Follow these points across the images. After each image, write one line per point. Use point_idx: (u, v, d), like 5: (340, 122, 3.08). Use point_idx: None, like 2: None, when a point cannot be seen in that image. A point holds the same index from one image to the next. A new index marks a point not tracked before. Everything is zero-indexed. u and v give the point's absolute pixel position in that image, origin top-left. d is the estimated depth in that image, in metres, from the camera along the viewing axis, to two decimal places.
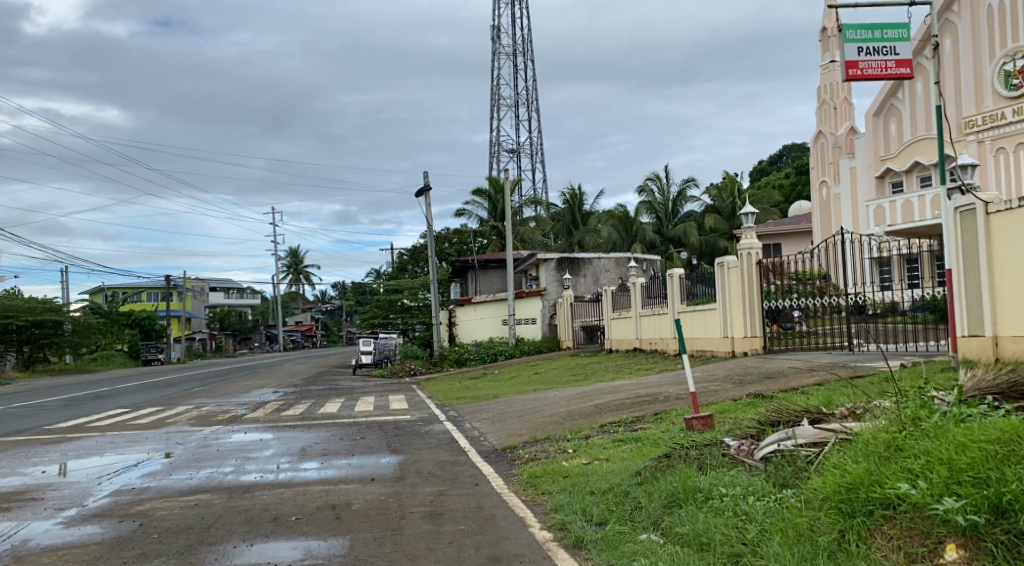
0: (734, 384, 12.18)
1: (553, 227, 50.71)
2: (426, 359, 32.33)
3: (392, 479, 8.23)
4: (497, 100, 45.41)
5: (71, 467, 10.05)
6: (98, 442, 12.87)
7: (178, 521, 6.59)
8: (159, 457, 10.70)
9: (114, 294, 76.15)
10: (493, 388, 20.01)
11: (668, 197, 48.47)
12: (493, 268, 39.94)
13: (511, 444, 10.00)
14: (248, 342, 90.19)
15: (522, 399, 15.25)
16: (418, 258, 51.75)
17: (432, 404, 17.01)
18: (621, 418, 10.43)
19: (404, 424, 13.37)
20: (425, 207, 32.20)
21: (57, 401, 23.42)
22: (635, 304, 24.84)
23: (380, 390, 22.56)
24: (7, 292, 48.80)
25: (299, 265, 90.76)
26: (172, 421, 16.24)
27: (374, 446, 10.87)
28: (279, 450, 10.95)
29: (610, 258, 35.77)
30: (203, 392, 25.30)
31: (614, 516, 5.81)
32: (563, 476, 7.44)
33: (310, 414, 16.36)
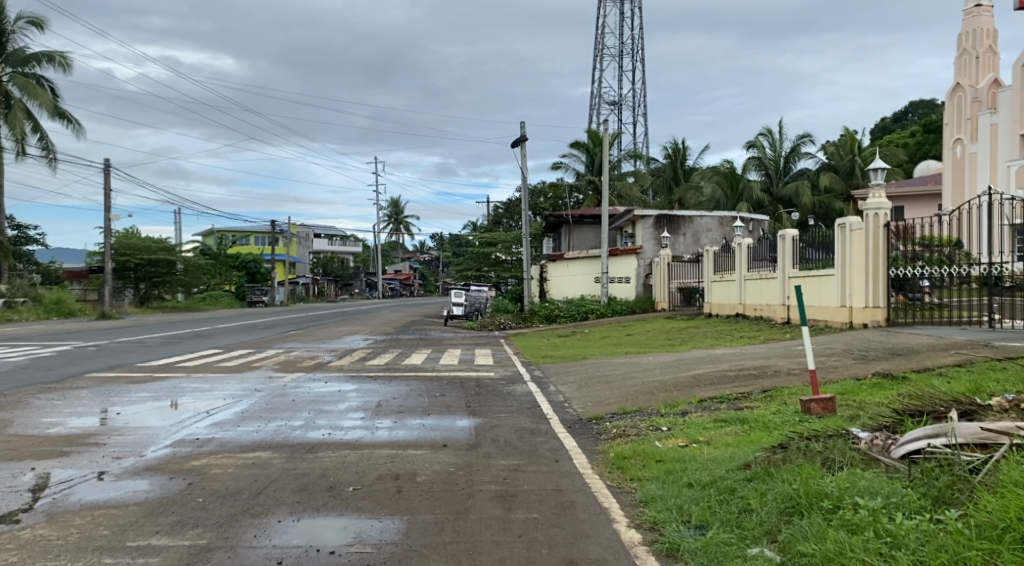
0: (854, 361, 10.83)
1: (653, 182, 48.79)
2: (516, 314, 31.70)
3: (465, 447, 7.48)
4: (600, 50, 43.59)
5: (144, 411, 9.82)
6: (181, 383, 12.77)
7: (230, 483, 6.04)
8: (234, 405, 10.38)
9: (224, 236, 79.24)
10: (583, 349, 19.06)
11: (779, 153, 45.80)
12: (588, 223, 38.73)
13: (598, 415, 9.09)
14: (348, 289, 92.55)
15: (613, 363, 14.27)
16: (513, 211, 50.99)
17: (518, 362, 16.34)
18: (724, 394, 9.32)
19: (486, 382, 12.71)
20: (521, 158, 31.19)
21: (160, 339, 24.11)
22: (740, 267, 23.26)
23: (467, 344, 22.08)
24: (126, 231, 51.19)
25: (398, 215, 91.89)
26: (259, 365, 16.17)
27: (452, 406, 10.20)
28: (354, 404, 10.42)
29: (713, 217, 33.90)
30: (296, 336, 25.54)
31: (717, 520, 4.83)
32: (657, 461, 6.49)
33: (393, 365, 15.95)
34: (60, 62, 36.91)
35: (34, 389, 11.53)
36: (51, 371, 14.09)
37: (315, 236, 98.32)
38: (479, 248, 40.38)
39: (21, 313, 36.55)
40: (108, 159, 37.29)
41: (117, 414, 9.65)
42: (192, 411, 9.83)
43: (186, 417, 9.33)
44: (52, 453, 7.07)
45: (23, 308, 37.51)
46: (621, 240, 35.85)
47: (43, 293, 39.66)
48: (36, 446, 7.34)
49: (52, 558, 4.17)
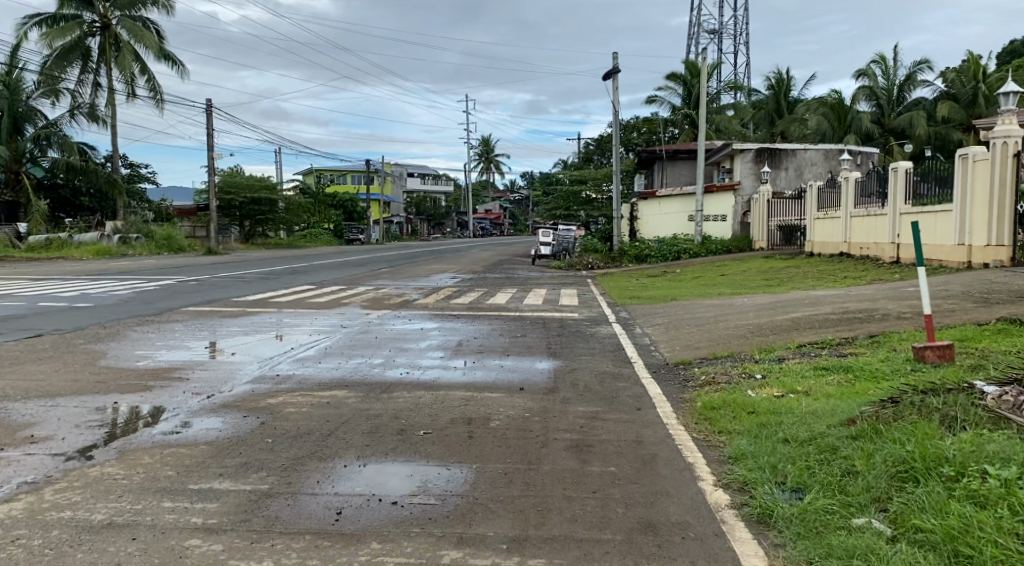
0: (974, 304, 9.83)
1: (753, 115, 46.39)
2: (606, 254, 31.00)
3: (543, 391, 7.16)
4: None
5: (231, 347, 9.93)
6: (270, 318, 12.96)
7: (302, 422, 5.93)
8: (317, 342, 10.37)
9: (322, 175, 81.04)
10: (673, 290, 18.35)
11: (893, 81, 42.56)
12: (683, 159, 37.25)
13: (685, 360, 8.60)
14: (441, 228, 93.55)
15: (705, 305, 13.59)
16: (605, 148, 49.70)
17: (604, 302, 15.87)
18: (825, 339, 8.62)
19: (570, 323, 12.33)
20: (612, 92, 30.10)
21: (258, 274, 24.78)
22: (846, 203, 21.78)
23: (554, 283, 21.70)
24: (229, 170, 52.89)
25: (490, 154, 91.49)
26: (347, 301, 16.31)
27: (533, 347, 9.89)
28: (435, 343, 10.25)
29: (818, 150, 31.91)
30: (387, 274, 25.79)
31: (817, 482, 4.32)
32: (750, 412, 5.99)
33: (478, 304, 15.77)
34: (163, 3, 37.80)
35: (132, 322, 11.91)
36: (153, 304, 14.57)
37: (409, 175, 99.30)
38: (569, 185, 39.59)
39: (135, 248, 38.46)
40: (209, 98, 38.27)
41: (205, 348, 9.79)
42: (277, 348, 9.86)
43: (270, 354, 9.37)
44: (137, 387, 7.17)
45: (137, 243, 39.46)
46: (718, 176, 34.32)
47: (155, 229, 41.55)
48: (122, 380, 7.46)
49: (113, 499, 4.11)
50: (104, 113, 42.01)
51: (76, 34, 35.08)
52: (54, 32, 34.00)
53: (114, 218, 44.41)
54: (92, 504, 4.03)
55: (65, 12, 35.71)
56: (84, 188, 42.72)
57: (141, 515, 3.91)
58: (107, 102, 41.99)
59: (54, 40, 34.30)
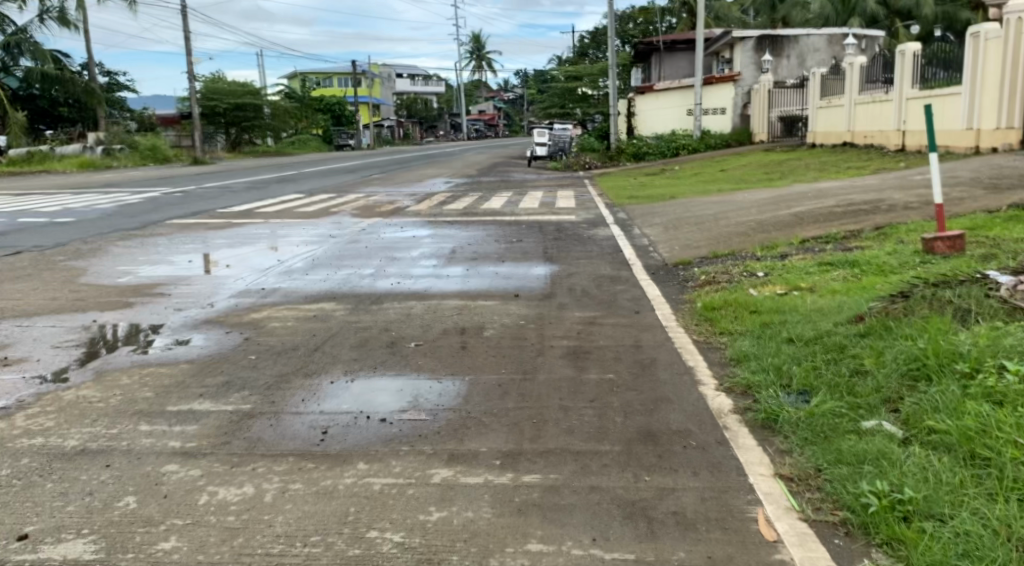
0: (984, 191, 9.48)
1: (753, 1, 44.54)
2: (603, 152, 30.29)
3: (539, 297, 6.94)
4: None
5: (218, 260, 9.65)
6: (258, 230, 12.63)
7: (290, 337, 5.73)
8: (306, 252, 10.10)
9: (309, 79, 78.75)
10: (672, 187, 17.92)
11: None
12: (681, 50, 35.93)
13: (685, 260, 8.33)
14: (434, 131, 91.74)
15: (704, 202, 13.22)
16: (600, 41, 47.96)
17: (601, 203, 15.50)
18: (830, 234, 8.32)
19: (567, 226, 12.01)
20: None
21: (247, 184, 24.25)
22: (850, 91, 21.03)
23: (550, 184, 21.24)
24: (212, 76, 51.25)
25: (481, 51, 88.61)
26: (338, 209, 15.92)
27: (529, 252, 9.62)
28: (428, 251, 9.97)
29: (821, 35, 30.71)
30: (379, 180, 25.23)
31: (824, 384, 4.13)
32: (753, 312, 5.77)
33: (472, 209, 15.40)
34: None
35: (116, 237, 11.58)
36: (137, 218, 14.19)
37: (398, 77, 96.48)
38: (564, 82, 38.36)
39: (121, 160, 37.63)
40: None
41: (191, 263, 9.51)
42: (264, 260, 9.58)
43: (257, 266, 9.10)
44: (118, 304, 6.95)
45: (122, 155, 38.60)
46: (717, 67, 33.17)
47: (139, 140, 40.55)
48: (103, 297, 7.22)
49: (87, 424, 3.92)
50: (75, 18, 40.24)
51: None
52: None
53: (97, 130, 43.28)
54: (65, 430, 3.85)
55: None
56: (63, 99, 41.44)
57: (115, 440, 3.72)
58: (77, 6, 40.19)
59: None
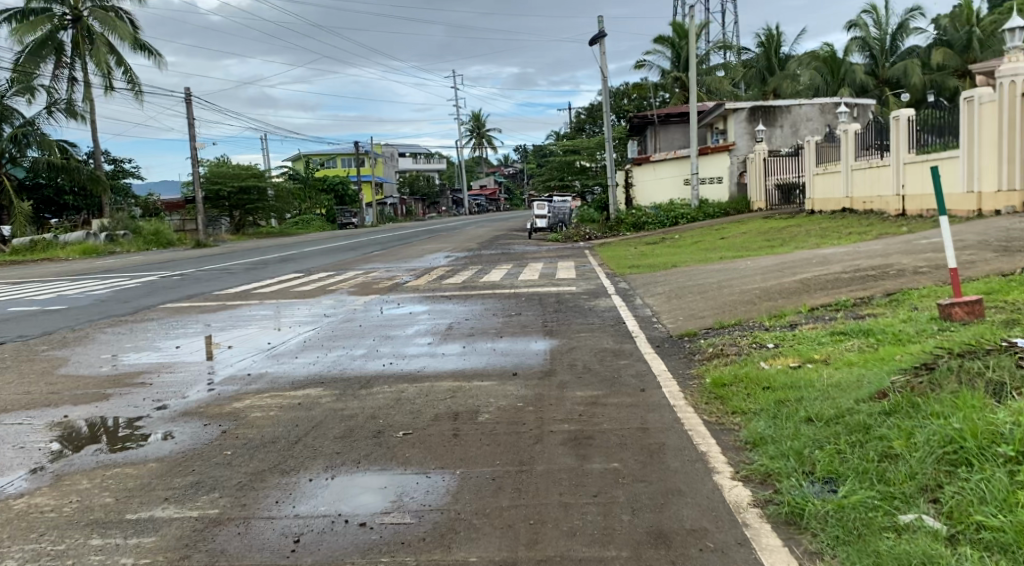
0: (995, 253, 9.20)
1: (744, 74, 45.48)
2: (602, 224, 30.29)
3: (538, 376, 6.56)
4: None
5: (206, 345, 9.29)
6: (252, 311, 12.32)
7: (270, 429, 5.33)
8: (298, 334, 9.74)
9: (311, 160, 79.95)
10: (673, 256, 17.69)
11: (885, 31, 41.63)
12: (675, 122, 36.45)
13: (690, 331, 7.99)
14: (436, 207, 92.64)
15: (707, 270, 12.97)
16: (596, 116, 48.76)
17: (602, 274, 15.25)
18: (840, 300, 8.00)
19: (567, 298, 11.72)
20: (599, 57, 29.32)
21: (246, 265, 24.08)
22: (847, 157, 21.06)
23: (550, 256, 21.06)
24: (216, 161, 51.93)
25: (481, 129, 90.30)
26: (335, 287, 15.66)
27: (528, 326, 9.29)
28: (423, 329, 9.62)
29: (813, 104, 31.13)
30: (379, 257, 25.09)
31: (851, 470, 3.71)
32: (766, 388, 5.39)
33: (471, 283, 15.15)
34: None
35: (104, 323, 11.26)
36: (130, 303, 13.90)
37: (400, 156, 98.06)
38: (562, 156, 38.76)
39: (124, 245, 37.62)
40: (188, 87, 37.34)
41: (177, 349, 9.15)
42: (255, 343, 9.23)
43: (246, 350, 8.74)
44: (93, 396, 6.56)
45: (126, 240, 38.64)
46: (712, 138, 33.52)
47: (143, 225, 40.69)
48: (79, 389, 6.84)
49: (33, 540, 3.52)
50: (82, 109, 41.02)
51: (46, 28, 34.18)
52: (24, 27, 33.13)
53: (101, 216, 43.55)
54: (7, 548, 3.44)
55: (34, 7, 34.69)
56: (68, 186, 41.82)
57: (60, 559, 3.32)
58: (84, 97, 41.02)
59: (25, 36, 33.43)
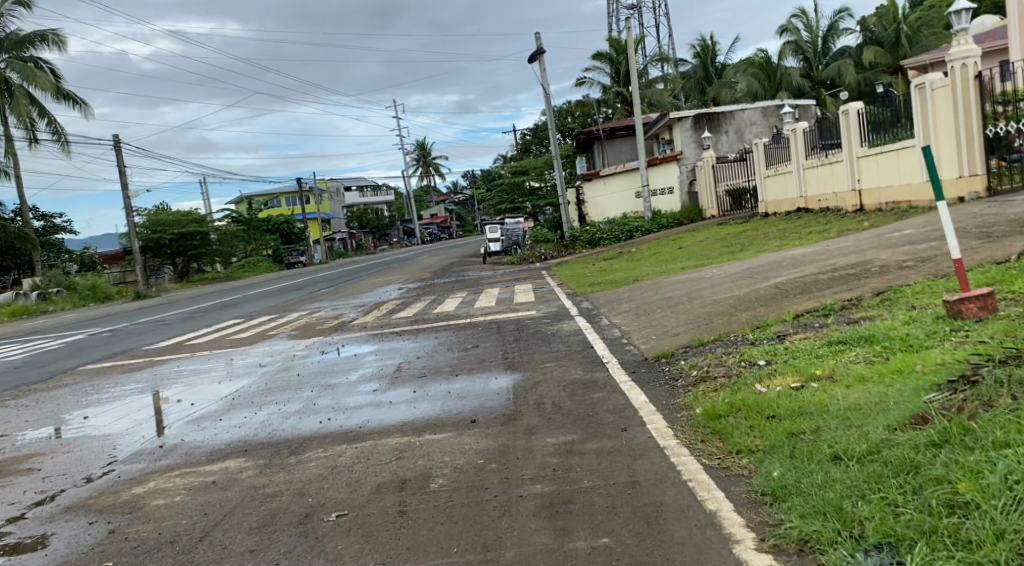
0: (979, 241, 8.57)
1: (683, 85, 45.66)
2: (556, 242, 29.56)
3: (500, 421, 5.59)
4: None
5: (119, 412, 8.09)
6: (181, 366, 11.10)
7: (170, 523, 4.26)
8: (227, 390, 8.60)
9: (255, 201, 78.03)
10: (633, 270, 16.94)
11: (817, 33, 42.06)
12: (621, 135, 36.13)
13: (666, 352, 7.14)
14: (387, 239, 91.21)
15: (671, 282, 12.21)
16: (541, 136, 48.37)
17: (561, 294, 14.42)
18: (827, 304, 7.22)
19: (527, 324, 10.80)
20: (540, 75, 28.78)
21: (184, 315, 22.64)
22: (797, 156, 20.69)
23: (506, 280, 20.15)
24: (154, 209, 49.94)
25: (427, 158, 89.43)
26: (277, 331, 14.51)
27: (486, 360, 8.32)
28: (369, 372, 8.57)
29: (756, 108, 31.02)
30: (326, 294, 23.86)
31: (915, 532, 2.88)
32: (771, 417, 4.54)
33: (423, 315, 14.15)
34: (54, 40, 35.16)
35: (8, 394, 9.95)
36: (46, 367, 12.54)
37: (347, 190, 96.58)
38: (510, 177, 38.06)
39: (57, 303, 35.55)
40: (116, 134, 35.71)
41: (84, 420, 7.94)
42: (175, 405, 8.07)
43: (164, 415, 7.58)
44: None
45: (59, 298, 36.57)
46: (659, 148, 33.20)
47: (78, 280, 38.67)
48: None
49: None
50: (6, 164, 39.02)
51: None
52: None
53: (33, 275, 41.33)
54: None
55: None
56: None
57: None
58: (7, 152, 39.03)
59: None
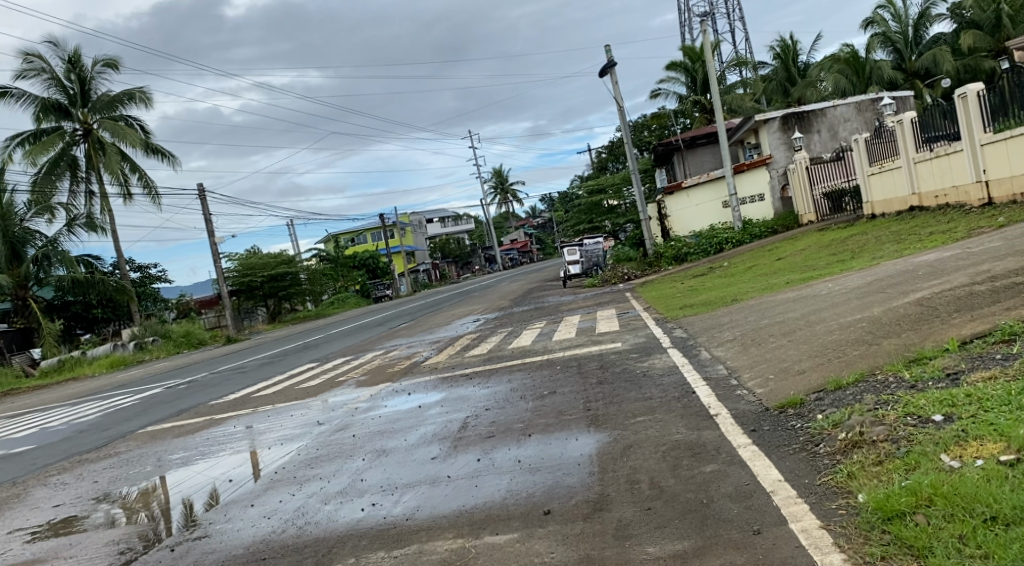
0: None
1: (764, 89, 43.46)
2: (640, 261, 27.90)
3: (584, 514, 4.23)
4: None
5: (143, 495, 7.06)
6: (235, 426, 10.10)
7: None
8: (266, 461, 7.46)
9: (339, 240, 79.20)
10: (730, 287, 15.22)
11: (906, 22, 38.72)
12: (702, 144, 34.34)
13: (793, 400, 5.63)
14: (469, 267, 91.14)
15: (777, 302, 10.57)
16: (617, 153, 46.91)
17: (650, 320, 12.92)
18: (1004, 327, 5.57)
19: (614, 360, 9.36)
20: (613, 88, 27.44)
21: (262, 360, 22.15)
22: (906, 150, 18.46)
23: (589, 305, 18.67)
24: (244, 253, 50.71)
25: (505, 185, 89.01)
26: (344, 378, 13.45)
27: (566, 411, 6.95)
28: (429, 432, 7.28)
29: (850, 103, 28.71)
30: (404, 331, 22.90)
31: None
32: (991, 520, 3.09)
33: (498, 351, 12.87)
34: (140, 97, 36.10)
35: (51, 470, 9.12)
36: (108, 431, 11.84)
37: (428, 222, 97.27)
38: (588, 196, 36.67)
39: (152, 352, 36.14)
40: (201, 184, 36.32)
41: (113, 504, 6.94)
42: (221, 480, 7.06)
43: (201, 496, 6.56)
44: None
45: (154, 346, 37.18)
46: (745, 154, 31.24)
47: (171, 328, 39.34)
48: None
49: None
50: (102, 221, 40.30)
51: (59, 146, 33.71)
52: (36, 148, 32.42)
53: (130, 325, 42.44)
54: None
55: (45, 126, 34.08)
56: (93, 301, 40.81)
57: None
58: (103, 209, 40.37)
59: (38, 157, 32.80)
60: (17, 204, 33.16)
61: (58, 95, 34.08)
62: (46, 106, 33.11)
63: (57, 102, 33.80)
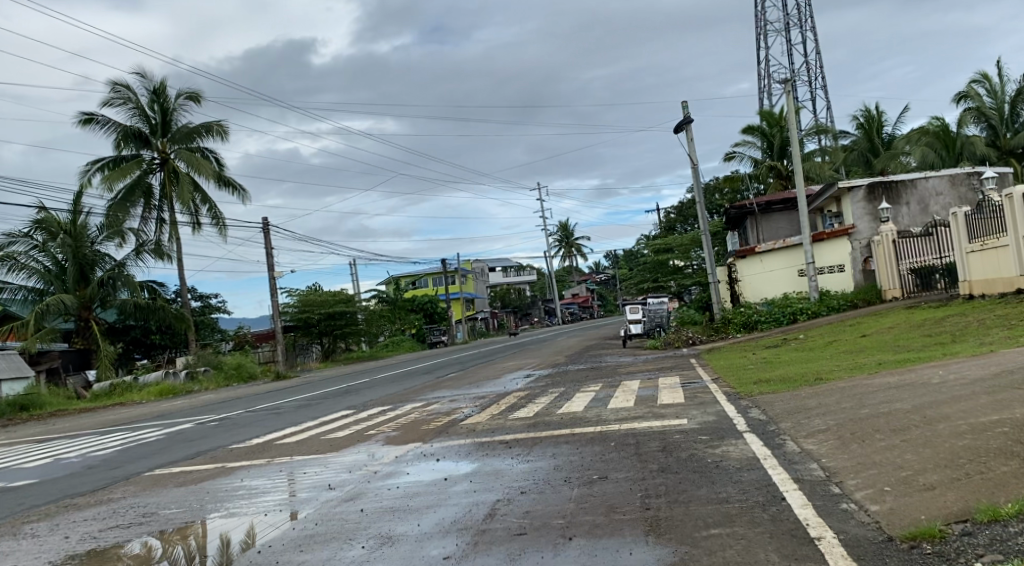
0: None
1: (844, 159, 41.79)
2: (706, 325, 26.23)
3: None
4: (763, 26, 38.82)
5: (171, 538, 6.41)
6: (240, 480, 8.94)
7: None
8: (297, 519, 6.55)
9: (400, 283, 79.20)
10: (811, 364, 13.58)
11: (1002, 98, 36.28)
12: (779, 209, 32.74)
13: (929, 531, 4.18)
14: (527, 319, 89.94)
15: (876, 388, 8.94)
16: (687, 214, 45.59)
17: (720, 395, 11.39)
18: None
19: (680, 441, 7.89)
20: (688, 144, 26.25)
21: (302, 401, 21.15)
22: (1015, 227, 16.57)
23: (651, 370, 17.12)
24: (307, 289, 50.59)
25: (569, 239, 88.10)
26: (374, 431, 12.22)
27: (620, 508, 5.55)
28: (449, 517, 5.96)
29: (942, 176, 26.67)
30: (450, 382, 21.65)
31: None
32: None
33: (546, 416, 11.47)
34: (218, 130, 36.50)
35: (29, 516, 8.06)
36: (114, 471, 10.85)
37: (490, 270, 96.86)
38: (654, 255, 35.22)
39: (202, 383, 35.66)
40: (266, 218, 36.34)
41: (138, 544, 6.36)
42: (259, 529, 6.35)
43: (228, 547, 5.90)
44: None
45: (205, 377, 36.73)
46: (824, 222, 29.51)
47: (224, 359, 38.94)
48: None
49: None
50: (170, 248, 40.67)
51: (136, 173, 34.20)
52: (114, 174, 32.97)
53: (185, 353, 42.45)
54: None
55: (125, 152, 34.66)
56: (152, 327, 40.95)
57: None
58: (171, 236, 40.82)
59: (115, 182, 33.27)
60: (91, 227, 33.28)
61: (139, 123, 34.73)
62: (128, 133, 33.74)
63: (138, 129, 34.50)
